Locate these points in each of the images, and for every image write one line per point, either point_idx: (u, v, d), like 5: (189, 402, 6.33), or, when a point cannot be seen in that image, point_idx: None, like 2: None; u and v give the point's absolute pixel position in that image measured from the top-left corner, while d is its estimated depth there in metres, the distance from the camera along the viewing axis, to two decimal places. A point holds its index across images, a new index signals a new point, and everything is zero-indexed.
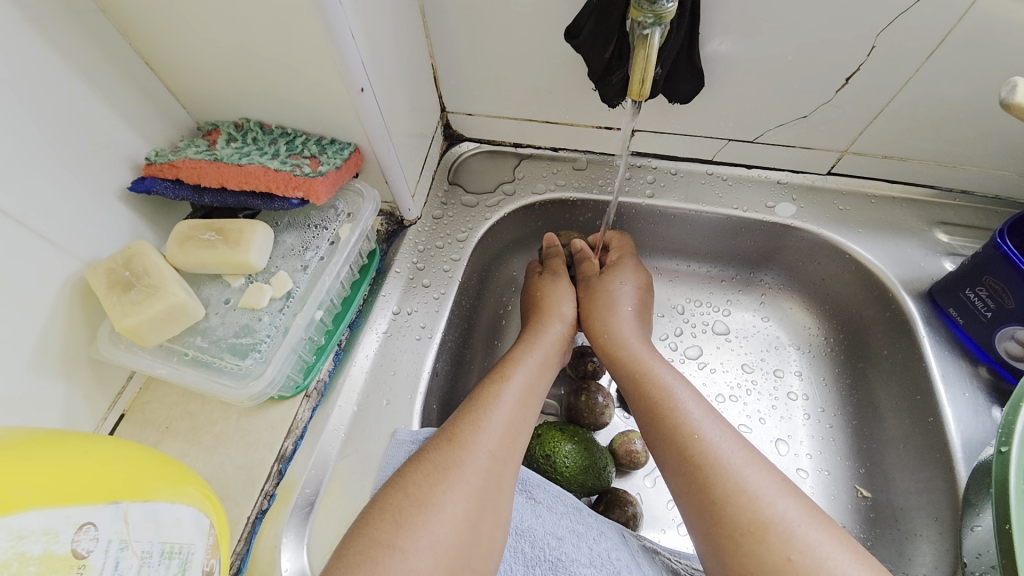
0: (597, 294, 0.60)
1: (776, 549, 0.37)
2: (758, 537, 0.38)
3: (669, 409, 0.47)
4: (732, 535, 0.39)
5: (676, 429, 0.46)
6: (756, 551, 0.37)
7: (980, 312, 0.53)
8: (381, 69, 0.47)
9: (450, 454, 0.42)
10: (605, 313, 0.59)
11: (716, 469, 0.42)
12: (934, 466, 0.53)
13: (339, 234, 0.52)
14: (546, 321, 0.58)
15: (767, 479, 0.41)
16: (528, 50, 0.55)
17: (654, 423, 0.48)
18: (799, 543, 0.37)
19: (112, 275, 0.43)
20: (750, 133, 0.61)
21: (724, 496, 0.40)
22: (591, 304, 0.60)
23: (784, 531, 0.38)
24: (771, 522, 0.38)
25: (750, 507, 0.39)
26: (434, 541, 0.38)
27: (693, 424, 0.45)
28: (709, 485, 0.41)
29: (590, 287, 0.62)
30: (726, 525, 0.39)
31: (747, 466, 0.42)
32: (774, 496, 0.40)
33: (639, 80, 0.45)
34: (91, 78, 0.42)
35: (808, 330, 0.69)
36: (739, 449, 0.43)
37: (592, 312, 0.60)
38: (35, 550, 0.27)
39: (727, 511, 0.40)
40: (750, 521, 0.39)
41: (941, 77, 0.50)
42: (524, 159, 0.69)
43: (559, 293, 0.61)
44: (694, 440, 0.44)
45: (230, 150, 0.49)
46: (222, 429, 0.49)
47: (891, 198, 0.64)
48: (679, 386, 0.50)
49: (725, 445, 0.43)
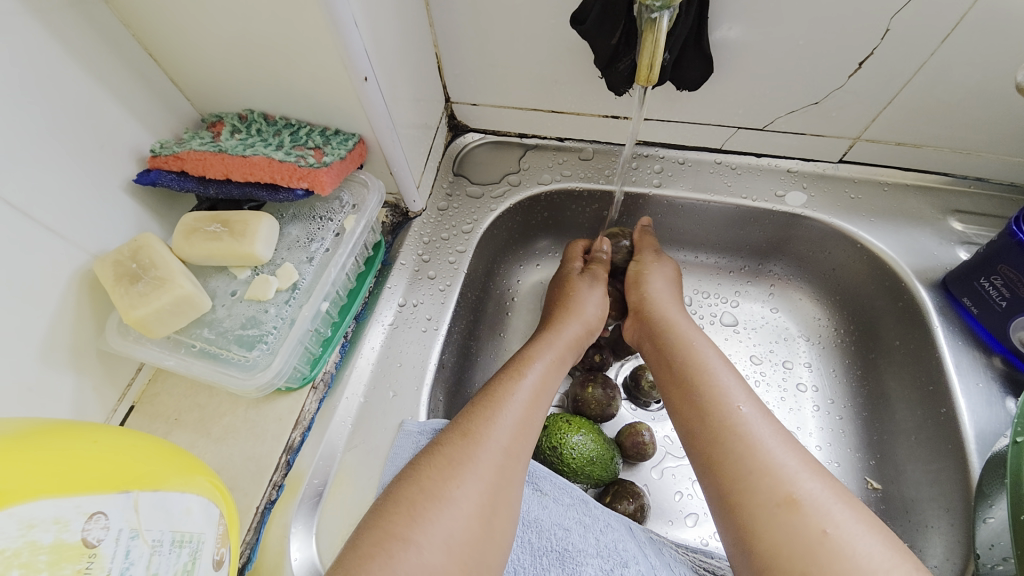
0: (664, 265, 0.61)
1: (811, 522, 0.37)
2: (794, 509, 0.38)
3: (709, 382, 0.47)
4: (766, 506, 0.38)
5: (716, 401, 0.45)
6: (791, 523, 0.37)
7: (995, 302, 0.52)
8: (385, 57, 0.47)
9: (464, 448, 0.42)
10: (662, 282, 0.59)
11: (755, 443, 0.41)
12: (946, 456, 0.53)
13: (344, 226, 0.52)
14: (566, 322, 0.57)
15: (800, 459, 0.41)
16: (533, 38, 0.54)
17: (689, 397, 0.47)
18: (835, 519, 0.37)
19: (120, 267, 0.43)
20: (760, 121, 0.60)
21: (760, 469, 0.40)
22: (655, 273, 0.60)
23: (817, 507, 0.37)
24: (806, 498, 0.38)
25: (787, 481, 0.39)
26: (448, 537, 0.38)
27: (731, 400, 0.45)
28: (745, 458, 0.41)
29: (657, 257, 0.62)
30: (760, 497, 0.39)
31: (784, 445, 0.41)
32: (807, 475, 0.39)
33: (647, 65, 0.44)
34: (96, 70, 0.42)
35: (818, 321, 0.68)
36: (777, 428, 0.43)
37: (653, 280, 0.59)
38: (46, 539, 0.27)
39: (761, 485, 0.39)
40: (786, 494, 0.38)
41: (957, 61, 0.49)
42: (530, 149, 0.68)
43: (589, 298, 0.59)
44: (737, 412, 0.44)
45: (235, 142, 0.48)
46: (231, 420, 0.49)
47: (904, 186, 0.63)
48: (715, 362, 0.49)
49: (763, 423, 0.43)
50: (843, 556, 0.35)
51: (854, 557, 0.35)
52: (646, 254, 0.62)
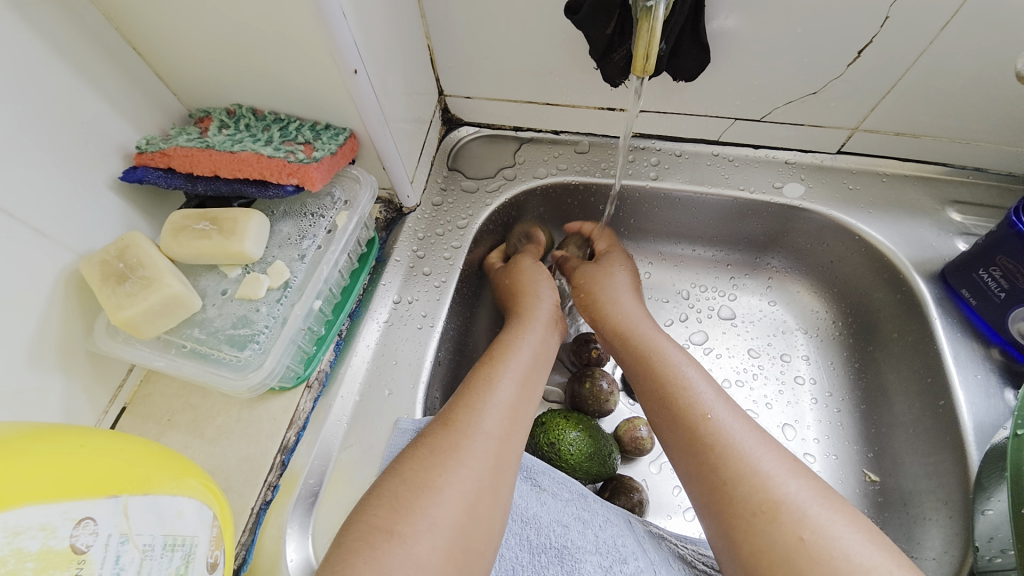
0: (602, 279, 0.60)
1: (787, 529, 0.36)
2: (770, 516, 0.37)
3: (679, 387, 0.47)
4: (743, 515, 0.38)
5: (686, 409, 0.45)
6: (767, 530, 0.37)
7: (993, 293, 0.52)
8: (374, 49, 0.46)
9: (447, 437, 0.42)
10: (614, 291, 0.58)
11: (728, 449, 0.41)
12: (941, 450, 0.52)
13: (336, 222, 0.51)
14: (537, 304, 0.58)
15: (778, 460, 0.40)
16: (526, 28, 0.53)
17: (661, 404, 0.47)
18: (811, 523, 0.36)
19: (106, 266, 0.42)
20: (757, 112, 0.59)
21: (736, 475, 0.40)
22: (596, 287, 0.59)
23: (796, 511, 0.37)
24: (783, 503, 0.38)
25: (762, 487, 0.39)
26: (432, 523, 0.37)
27: (704, 405, 0.45)
28: (720, 466, 0.41)
29: (593, 274, 0.61)
30: (738, 504, 0.39)
31: (758, 448, 0.41)
32: (785, 477, 0.39)
33: (643, 55, 0.43)
34: (75, 63, 0.41)
35: (815, 313, 0.68)
36: (750, 430, 0.43)
37: (596, 293, 0.59)
38: (32, 546, 0.27)
39: (737, 492, 0.39)
40: (761, 502, 0.38)
41: (957, 47, 0.48)
42: (525, 143, 0.67)
43: (537, 279, 0.60)
44: (706, 420, 0.43)
45: (223, 137, 0.47)
46: (224, 420, 0.49)
47: (902, 176, 0.62)
48: (687, 365, 0.49)
49: (736, 426, 0.43)
50: (822, 561, 0.35)
51: (835, 560, 0.35)
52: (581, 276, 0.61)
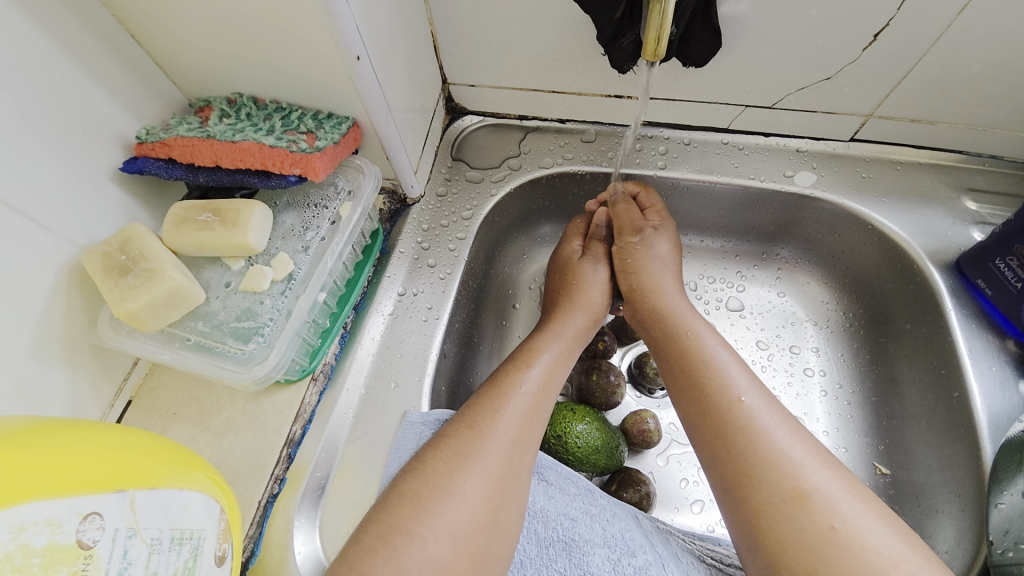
0: (650, 249, 0.57)
1: (817, 518, 0.36)
2: (800, 504, 0.37)
3: (710, 370, 0.46)
4: (771, 501, 0.38)
5: (717, 393, 0.44)
6: (796, 519, 0.36)
7: (1010, 283, 0.50)
8: (377, 34, 0.45)
9: (471, 441, 0.41)
10: (658, 269, 0.57)
11: (759, 435, 0.41)
12: (957, 442, 0.52)
13: (340, 213, 0.50)
14: (570, 311, 0.56)
15: (807, 449, 0.40)
16: (532, 13, 0.52)
17: (689, 388, 0.46)
18: (842, 513, 0.36)
19: (108, 259, 0.42)
20: (768, 99, 0.58)
21: (766, 461, 0.39)
22: (644, 260, 0.57)
23: (825, 501, 0.36)
24: (814, 491, 0.37)
25: (793, 475, 0.38)
26: (453, 529, 0.37)
27: (737, 389, 0.44)
28: (750, 452, 0.40)
29: (645, 240, 0.58)
30: (764, 492, 0.38)
31: (789, 436, 0.40)
32: (815, 466, 0.38)
33: (655, 38, 0.42)
34: (73, 51, 0.40)
35: (826, 304, 0.67)
36: (782, 418, 0.42)
37: (642, 268, 0.57)
38: (39, 542, 0.26)
39: (767, 478, 0.38)
40: (792, 489, 0.37)
41: (975, 32, 0.47)
42: (530, 132, 0.66)
43: (594, 280, 0.59)
44: (738, 404, 0.43)
45: (224, 127, 0.47)
46: (230, 414, 0.48)
47: (917, 164, 0.61)
48: (719, 348, 0.48)
49: (767, 415, 0.42)
50: (852, 551, 0.34)
51: (864, 551, 0.34)
52: (628, 238, 0.58)
